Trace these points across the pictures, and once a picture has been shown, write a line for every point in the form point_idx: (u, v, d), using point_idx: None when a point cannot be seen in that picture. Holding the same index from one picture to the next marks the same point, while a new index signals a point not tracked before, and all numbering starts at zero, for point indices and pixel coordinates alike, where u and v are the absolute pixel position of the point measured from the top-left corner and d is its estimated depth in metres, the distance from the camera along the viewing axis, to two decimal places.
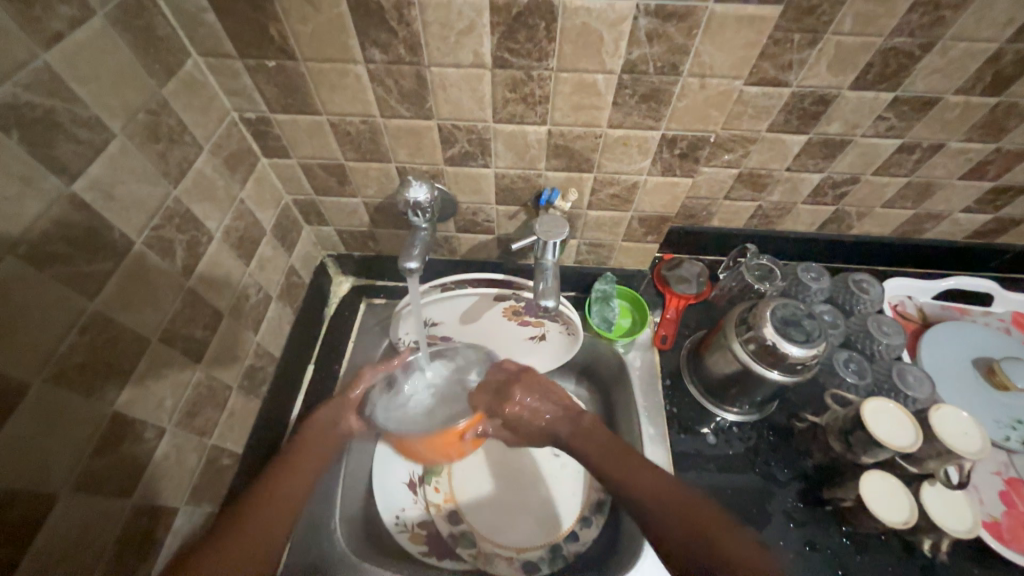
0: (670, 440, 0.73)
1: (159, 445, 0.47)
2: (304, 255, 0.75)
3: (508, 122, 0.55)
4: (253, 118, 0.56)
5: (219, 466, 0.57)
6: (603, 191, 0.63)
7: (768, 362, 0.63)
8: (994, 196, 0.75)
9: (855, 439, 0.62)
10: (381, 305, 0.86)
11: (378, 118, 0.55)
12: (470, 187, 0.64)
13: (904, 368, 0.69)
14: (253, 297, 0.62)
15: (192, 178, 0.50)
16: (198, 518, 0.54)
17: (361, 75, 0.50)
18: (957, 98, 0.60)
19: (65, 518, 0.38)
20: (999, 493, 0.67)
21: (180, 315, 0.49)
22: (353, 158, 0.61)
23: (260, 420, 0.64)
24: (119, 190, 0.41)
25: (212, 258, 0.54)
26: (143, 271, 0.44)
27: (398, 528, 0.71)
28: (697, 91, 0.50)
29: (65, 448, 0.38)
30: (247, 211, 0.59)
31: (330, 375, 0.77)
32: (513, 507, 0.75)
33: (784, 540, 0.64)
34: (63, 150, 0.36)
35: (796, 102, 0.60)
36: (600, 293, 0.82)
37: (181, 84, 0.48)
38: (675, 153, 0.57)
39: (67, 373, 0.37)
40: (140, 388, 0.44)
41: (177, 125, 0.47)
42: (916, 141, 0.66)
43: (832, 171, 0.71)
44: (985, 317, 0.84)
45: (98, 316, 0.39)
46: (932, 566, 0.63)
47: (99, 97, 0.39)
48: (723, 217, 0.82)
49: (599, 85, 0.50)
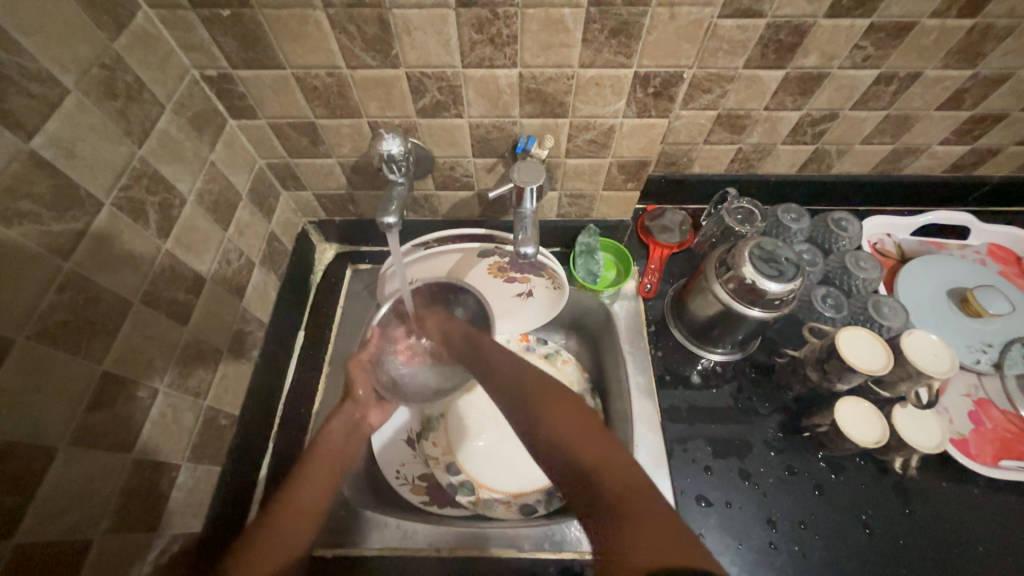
0: (656, 385, 0.75)
1: (153, 404, 0.49)
2: (284, 221, 0.74)
3: (477, 67, 0.53)
4: (215, 75, 0.54)
5: (217, 425, 0.58)
6: (580, 137, 0.63)
7: (749, 300, 0.64)
8: (972, 126, 0.75)
9: (830, 366, 0.66)
10: (367, 270, 0.86)
11: (344, 70, 0.54)
12: (446, 139, 0.63)
13: (879, 299, 0.72)
14: (235, 263, 0.62)
15: (158, 138, 0.49)
16: (202, 474, 0.55)
17: (321, 22, 0.49)
18: (932, 21, 0.59)
19: (68, 469, 0.39)
20: (968, 413, 0.71)
21: (161, 278, 0.49)
22: (324, 116, 0.60)
23: (254, 383, 0.65)
24: (81, 148, 0.40)
25: (188, 221, 0.53)
26: (116, 231, 0.44)
27: (399, 481, 0.75)
28: (668, 22, 0.49)
29: (58, 403, 0.39)
30: (220, 174, 0.59)
31: (321, 341, 0.78)
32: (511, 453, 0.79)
33: (765, 467, 0.68)
34: (17, 105, 0.35)
35: (772, 34, 0.59)
36: (583, 246, 0.83)
37: (134, 38, 0.46)
38: (649, 92, 0.57)
39: (49, 330, 0.38)
40: (129, 348, 0.45)
41: (135, 82, 0.46)
42: (893, 71, 0.65)
43: (811, 108, 0.71)
44: (962, 250, 0.85)
45: (75, 275, 0.40)
46: (904, 482, 0.67)
47: (48, 50, 0.38)
48: (704, 162, 0.81)
49: (566, 21, 0.49)
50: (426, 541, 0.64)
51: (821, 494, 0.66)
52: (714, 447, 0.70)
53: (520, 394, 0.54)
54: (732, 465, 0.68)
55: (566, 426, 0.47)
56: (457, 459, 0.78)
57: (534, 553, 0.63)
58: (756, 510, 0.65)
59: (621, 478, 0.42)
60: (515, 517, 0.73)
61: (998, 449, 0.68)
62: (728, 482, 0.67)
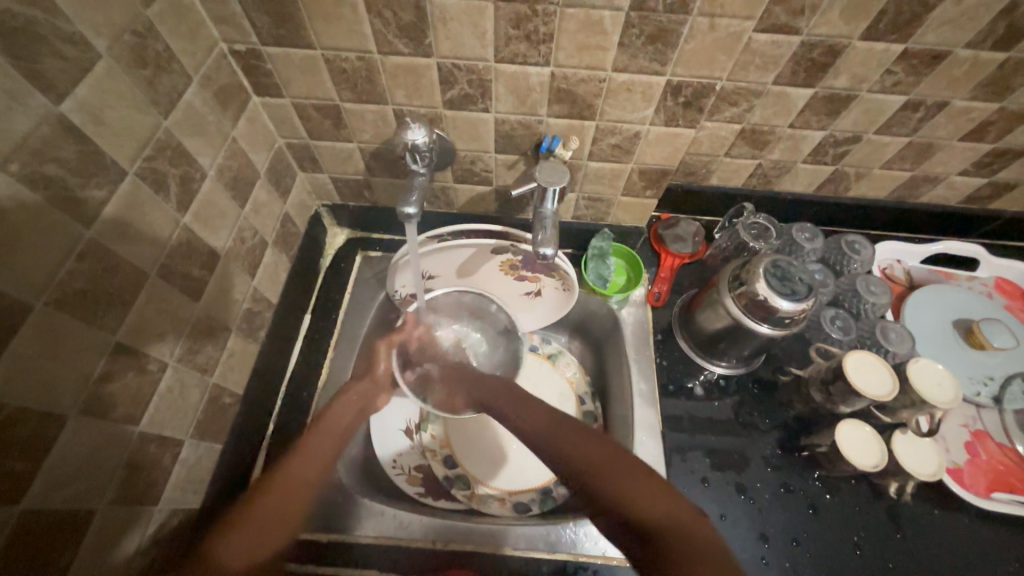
0: (658, 393, 0.75)
1: (162, 378, 0.48)
2: (299, 203, 0.74)
3: (510, 63, 0.53)
4: (243, 50, 0.54)
5: (221, 403, 0.58)
6: (604, 140, 0.62)
7: (759, 316, 0.65)
8: (992, 159, 0.75)
9: (836, 388, 0.66)
10: (377, 258, 0.85)
11: (375, 55, 0.53)
12: (470, 133, 0.63)
13: (887, 325, 0.72)
14: (249, 241, 0.61)
15: (183, 110, 0.48)
16: (204, 451, 0.55)
17: (356, 5, 0.48)
18: (966, 52, 0.59)
19: (77, 438, 0.39)
20: (964, 443, 0.71)
21: (177, 252, 0.49)
22: (350, 100, 0.59)
23: (259, 363, 0.65)
24: (109, 115, 0.40)
25: (206, 196, 0.53)
26: (137, 202, 0.43)
27: (395, 470, 0.75)
28: (706, 32, 0.49)
29: (71, 372, 0.38)
30: (240, 151, 0.58)
31: (328, 325, 0.78)
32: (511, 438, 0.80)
33: (761, 483, 0.68)
34: (50, 67, 0.35)
35: (806, 52, 0.58)
36: (596, 250, 0.81)
37: (167, 6, 0.45)
38: (679, 101, 0.56)
39: (66, 299, 0.37)
40: (141, 321, 0.45)
41: (165, 52, 0.45)
42: (921, 98, 0.65)
43: (835, 129, 0.71)
44: (970, 281, 0.86)
45: (96, 244, 0.39)
46: (896, 507, 0.68)
47: (83, 12, 0.37)
48: (723, 174, 0.81)
49: (605, 23, 0.48)
50: (419, 532, 0.64)
51: (815, 512, 0.67)
52: (712, 459, 0.70)
53: (533, 431, 0.52)
54: (729, 478, 0.69)
55: (611, 471, 0.44)
56: (455, 452, 0.78)
57: (528, 551, 0.64)
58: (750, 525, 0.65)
59: (675, 530, 0.38)
60: (509, 514, 0.73)
61: (991, 481, 0.69)
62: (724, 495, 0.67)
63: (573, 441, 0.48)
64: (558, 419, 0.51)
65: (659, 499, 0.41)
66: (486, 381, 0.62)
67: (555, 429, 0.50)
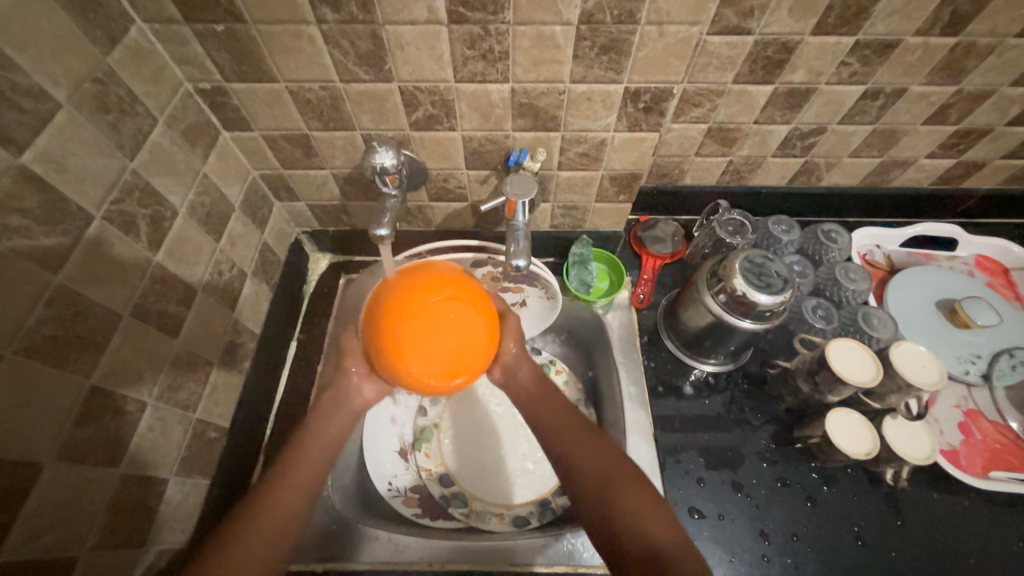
0: (649, 396, 0.75)
1: (141, 418, 0.48)
2: (277, 232, 0.74)
3: (470, 82, 0.54)
4: (208, 88, 0.55)
5: (207, 438, 0.58)
6: (571, 150, 0.63)
7: (740, 312, 0.65)
8: (957, 139, 0.76)
9: (821, 378, 0.66)
10: (360, 280, 0.86)
11: (338, 83, 0.54)
12: (439, 152, 0.64)
13: (869, 310, 0.72)
14: (226, 274, 0.62)
15: (150, 151, 0.49)
16: (190, 488, 0.55)
17: (314, 37, 0.49)
18: (916, 40, 0.60)
19: (54, 485, 0.39)
20: (958, 423, 0.71)
21: (151, 291, 0.49)
22: (317, 128, 0.60)
23: (245, 394, 0.65)
24: (72, 161, 0.40)
25: (179, 233, 0.53)
26: (106, 244, 0.44)
27: (391, 493, 0.74)
28: (657, 39, 0.50)
29: (45, 419, 0.38)
30: (212, 186, 0.59)
31: (314, 351, 0.78)
32: (515, 445, 0.79)
33: (758, 479, 0.68)
34: (7, 121, 0.36)
35: (760, 51, 0.60)
36: (577, 256, 0.82)
37: (126, 52, 0.46)
38: (639, 107, 0.57)
39: (37, 346, 0.38)
40: (116, 362, 0.45)
41: (127, 96, 0.46)
42: (879, 87, 0.66)
43: (799, 122, 0.72)
44: (951, 261, 0.86)
45: (65, 289, 0.40)
46: (895, 493, 0.67)
47: (40, 64, 0.38)
48: (696, 174, 0.82)
49: (557, 38, 0.49)
50: (417, 555, 0.63)
51: (814, 505, 0.66)
52: (706, 458, 0.70)
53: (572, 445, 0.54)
54: (725, 476, 0.68)
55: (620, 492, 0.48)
56: (450, 470, 0.77)
57: (527, 566, 0.63)
58: (749, 522, 0.65)
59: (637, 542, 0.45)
60: (508, 529, 0.73)
61: (987, 460, 0.68)
62: (720, 494, 0.67)
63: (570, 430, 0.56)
64: (559, 405, 0.59)
65: (628, 495, 0.48)
66: (528, 366, 0.64)
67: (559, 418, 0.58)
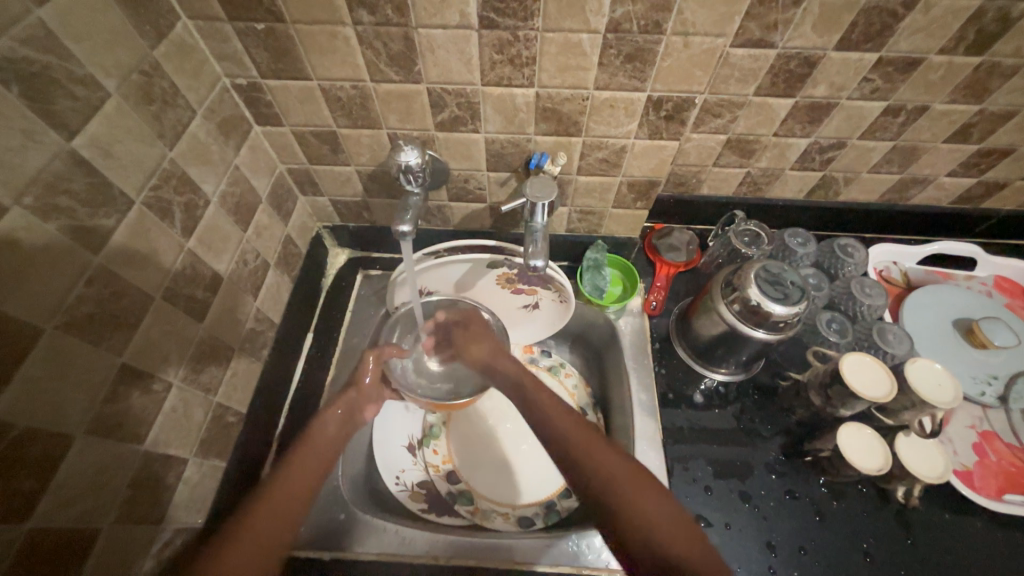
0: (659, 403, 0.75)
1: (166, 398, 0.50)
2: (300, 225, 0.76)
3: (496, 85, 0.56)
4: (244, 84, 0.57)
5: (225, 422, 0.59)
6: (592, 155, 0.64)
7: (754, 322, 0.65)
8: (979, 159, 0.76)
9: (834, 391, 0.66)
10: (377, 276, 0.88)
11: (368, 83, 0.56)
12: (461, 152, 0.65)
13: (885, 326, 0.72)
14: (251, 263, 0.63)
15: (188, 142, 0.51)
16: (207, 470, 0.56)
17: (349, 38, 0.51)
18: (940, 58, 0.60)
19: (82, 457, 0.41)
20: (972, 444, 0.70)
21: (181, 276, 0.51)
22: (346, 126, 0.62)
23: (263, 381, 0.67)
24: (118, 148, 0.42)
25: (210, 222, 0.55)
26: (144, 228, 0.46)
27: (399, 488, 0.75)
28: (681, 50, 0.51)
29: (78, 393, 0.40)
30: (242, 178, 0.61)
31: (330, 343, 0.79)
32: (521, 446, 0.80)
33: (766, 490, 0.68)
34: (62, 107, 0.38)
35: (783, 64, 0.60)
36: (591, 261, 0.83)
37: (171, 46, 0.48)
38: (661, 115, 0.58)
39: (77, 322, 0.39)
40: (146, 342, 0.46)
41: (170, 88, 0.48)
42: (901, 103, 0.67)
43: (819, 136, 0.72)
44: (969, 280, 0.86)
45: (103, 269, 0.41)
46: (905, 512, 0.67)
47: (94, 55, 0.40)
48: (712, 184, 0.83)
49: (584, 45, 0.51)
50: (423, 548, 0.64)
51: (822, 519, 0.66)
52: (714, 467, 0.70)
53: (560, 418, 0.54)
54: (732, 486, 0.68)
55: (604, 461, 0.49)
56: (457, 467, 0.78)
57: (531, 565, 0.63)
58: (756, 533, 0.64)
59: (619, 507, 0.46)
60: (513, 529, 0.73)
61: (1002, 483, 0.67)
62: (727, 503, 0.67)
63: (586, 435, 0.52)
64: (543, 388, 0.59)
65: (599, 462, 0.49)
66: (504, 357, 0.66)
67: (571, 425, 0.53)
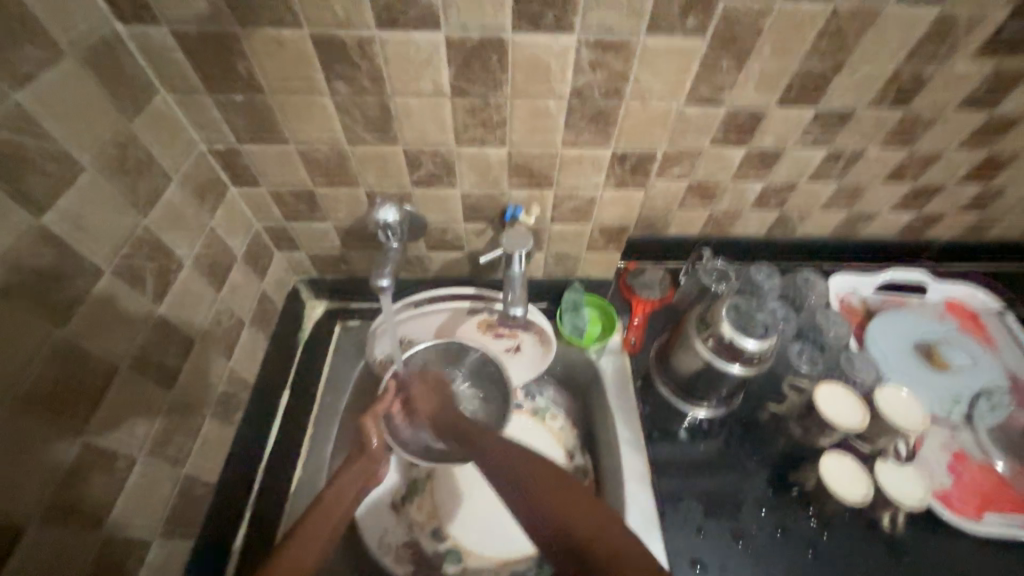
0: (646, 448, 0.75)
1: (130, 474, 0.47)
2: (276, 280, 0.76)
3: (469, 145, 0.58)
4: (222, 149, 0.58)
5: (194, 494, 0.56)
6: (564, 205, 0.67)
7: (729, 356, 0.67)
8: (916, 195, 0.83)
9: (812, 422, 0.69)
10: (356, 327, 0.87)
11: (345, 145, 0.58)
12: (438, 206, 0.67)
13: (851, 356, 0.77)
14: (225, 323, 0.62)
15: (162, 208, 0.51)
16: (172, 550, 0.52)
17: (326, 106, 0.53)
18: (869, 111, 0.67)
19: (34, 550, 0.37)
20: (947, 465, 0.72)
21: (151, 343, 0.49)
22: (323, 185, 0.63)
23: (235, 446, 0.64)
24: (89, 221, 0.42)
25: (183, 285, 0.54)
26: (113, 298, 0.45)
27: (382, 551, 0.71)
28: (640, 111, 0.55)
29: (29, 482, 0.37)
30: (217, 239, 0.60)
31: (307, 400, 0.77)
32: None
33: (757, 527, 0.67)
34: (34, 185, 0.38)
35: (733, 118, 0.66)
36: (570, 302, 0.85)
37: (150, 119, 0.49)
38: (626, 167, 0.62)
39: (35, 402, 0.38)
40: (110, 418, 0.44)
41: (146, 158, 0.49)
42: (841, 150, 0.73)
43: (772, 179, 0.78)
44: (923, 305, 0.91)
45: (68, 345, 0.40)
46: (892, 539, 0.67)
47: (68, 133, 0.40)
48: (679, 225, 0.87)
49: (550, 109, 0.54)
50: None
51: (813, 554, 0.66)
52: (704, 506, 0.69)
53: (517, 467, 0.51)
54: (723, 525, 0.68)
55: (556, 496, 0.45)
56: (444, 523, 0.74)
57: None
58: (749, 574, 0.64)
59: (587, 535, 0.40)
60: None
61: (980, 502, 0.69)
62: (720, 544, 0.66)
63: (562, 497, 0.45)
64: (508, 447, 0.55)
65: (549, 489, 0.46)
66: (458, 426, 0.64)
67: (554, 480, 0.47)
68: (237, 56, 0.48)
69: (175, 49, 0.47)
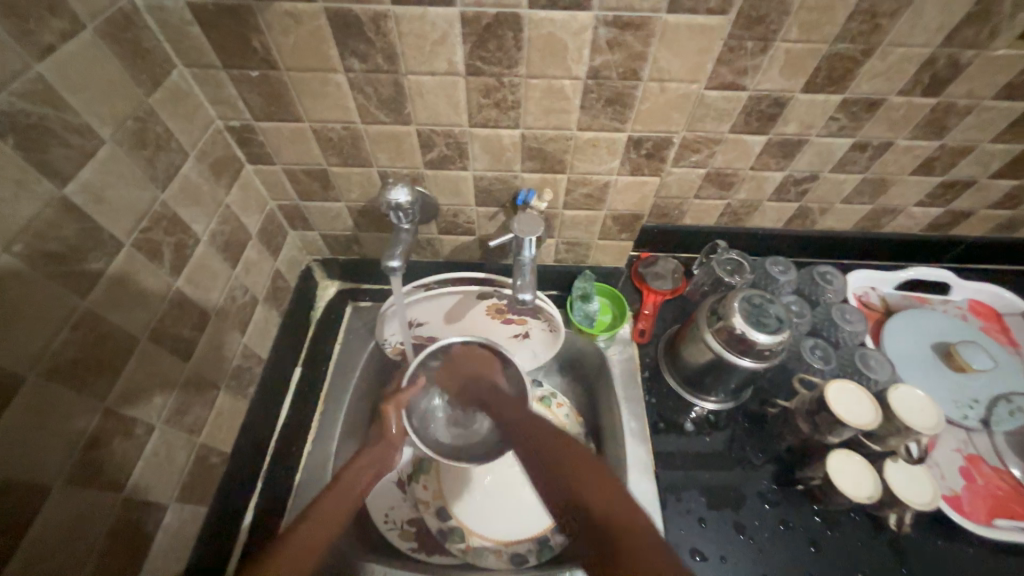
0: (651, 438, 0.75)
1: (148, 441, 0.49)
2: (289, 259, 0.77)
3: (483, 127, 0.58)
4: (238, 126, 0.58)
5: (208, 463, 0.58)
6: (577, 191, 0.67)
7: (739, 350, 0.66)
8: (944, 190, 0.80)
9: (821, 419, 0.66)
10: (366, 308, 0.88)
11: (358, 124, 0.58)
12: (450, 189, 0.67)
13: (866, 352, 0.74)
14: (239, 299, 0.63)
15: (179, 184, 0.52)
16: (187, 516, 0.54)
17: (340, 84, 0.53)
18: (900, 99, 0.64)
19: (60, 508, 0.39)
20: (959, 468, 0.71)
21: (168, 316, 0.51)
22: (337, 164, 0.63)
23: (248, 420, 0.65)
24: (109, 193, 0.43)
25: (199, 260, 0.55)
26: (133, 270, 0.46)
27: (387, 526, 0.73)
28: (658, 94, 0.54)
29: (55, 443, 0.39)
30: (233, 216, 0.61)
31: (318, 378, 0.79)
32: (517, 477, 0.78)
33: (760, 521, 0.67)
34: (56, 155, 0.38)
35: (755, 104, 0.64)
36: (580, 291, 0.84)
37: (168, 94, 0.50)
38: (641, 153, 0.61)
39: (60, 367, 0.39)
40: (130, 386, 0.46)
41: (164, 133, 0.49)
42: (868, 140, 0.70)
43: (793, 169, 0.75)
44: (945, 305, 0.88)
45: (90, 314, 0.41)
46: (899, 540, 0.66)
47: (90, 106, 0.41)
48: (694, 215, 0.85)
49: (566, 90, 0.53)
50: None
51: (817, 550, 0.65)
52: (708, 498, 0.69)
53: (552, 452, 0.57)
54: (727, 517, 0.67)
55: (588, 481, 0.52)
56: (448, 503, 0.76)
57: None
58: (751, 566, 0.64)
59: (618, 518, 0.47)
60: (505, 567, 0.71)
61: (992, 507, 0.68)
62: (723, 535, 0.66)
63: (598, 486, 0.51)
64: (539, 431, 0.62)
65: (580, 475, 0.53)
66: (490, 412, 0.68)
67: (580, 481, 0.52)
68: (253, 31, 0.48)
69: (193, 24, 0.47)
